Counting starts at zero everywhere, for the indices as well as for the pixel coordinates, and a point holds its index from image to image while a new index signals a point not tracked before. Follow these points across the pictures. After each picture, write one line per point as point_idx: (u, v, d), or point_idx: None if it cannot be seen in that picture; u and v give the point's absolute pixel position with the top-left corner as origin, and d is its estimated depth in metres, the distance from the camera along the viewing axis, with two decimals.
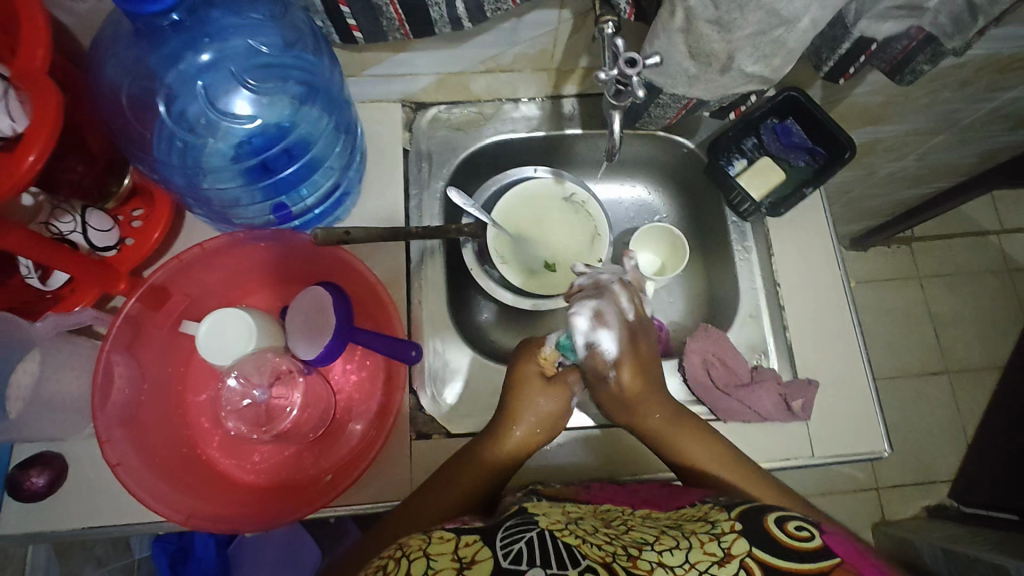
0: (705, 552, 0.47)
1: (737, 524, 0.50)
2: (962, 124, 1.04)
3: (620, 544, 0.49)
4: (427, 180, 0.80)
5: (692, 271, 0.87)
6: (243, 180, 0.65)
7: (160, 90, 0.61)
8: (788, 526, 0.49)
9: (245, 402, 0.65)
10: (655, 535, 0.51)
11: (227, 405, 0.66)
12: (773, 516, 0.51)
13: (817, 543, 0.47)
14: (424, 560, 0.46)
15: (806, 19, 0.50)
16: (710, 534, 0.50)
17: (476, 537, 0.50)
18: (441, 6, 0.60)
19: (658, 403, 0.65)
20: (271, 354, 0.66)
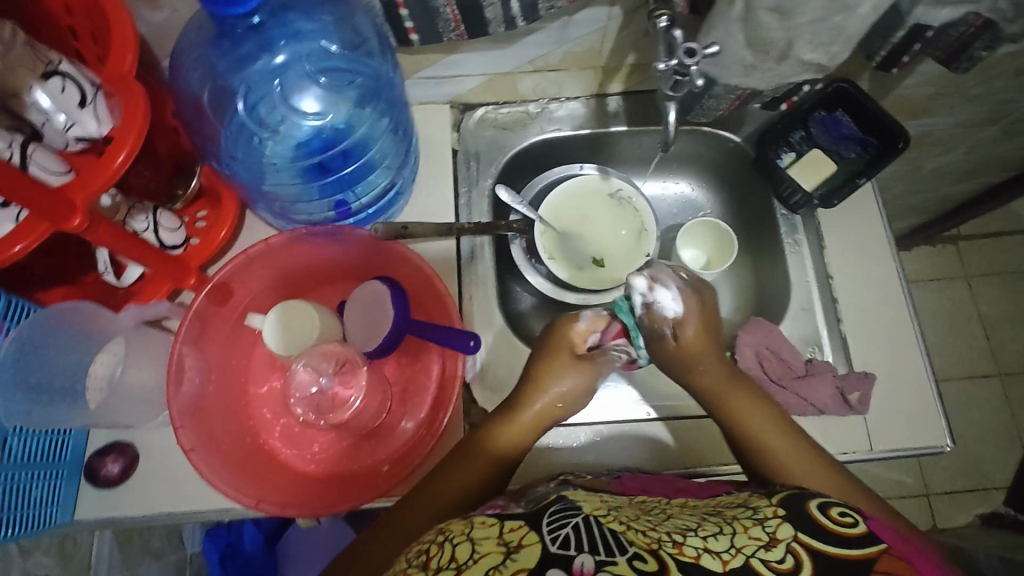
0: (750, 537, 0.45)
1: (780, 509, 0.48)
2: (1014, 116, 1.02)
3: (664, 530, 0.47)
4: (476, 178, 0.81)
5: (739, 266, 0.87)
6: (305, 178, 0.68)
7: (236, 87, 0.64)
8: (831, 511, 0.47)
9: (312, 388, 0.67)
10: (696, 521, 0.48)
11: (295, 392, 0.68)
12: (816, 499, 0.49)
13: (860, 528, 0.45)
14: (468, 544, 0.43)
15: (867, 4, 0.50)
16: (752, 519, 0.47)
17: (520, 521, 0.46)
18: (496, 6, 0.62)
19: (715, 360, 0.66)
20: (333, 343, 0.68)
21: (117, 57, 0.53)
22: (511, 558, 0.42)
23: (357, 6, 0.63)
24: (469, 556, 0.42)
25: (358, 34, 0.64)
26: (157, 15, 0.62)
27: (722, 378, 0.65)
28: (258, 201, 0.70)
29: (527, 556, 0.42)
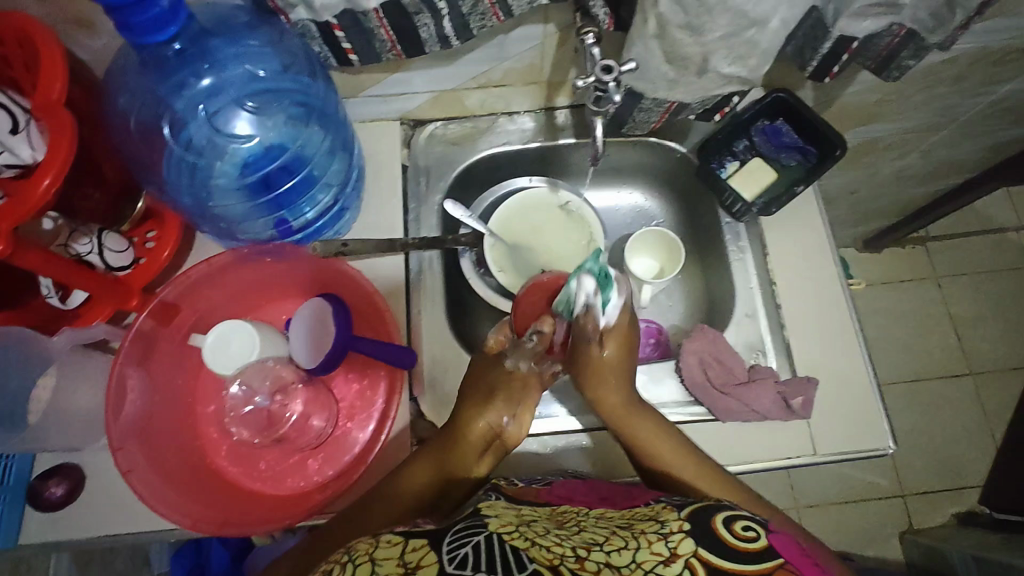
0: (653, 553, 0.48)
1: (686, 524, 0.51)
2: (962, 120, 1.04)
3: (570, 545, 0.48)
4: (425, 194, 0.82)
5: (690, 275, 0.88)
6: (247, 197, 0.69)
7: (164, 115, 0.64)
8: (736, 526, 0.50)
9: (247, 408, 0.68)
10: (605, 536, 0.51)
11: (232, 412, 0.69)
12: (724, 513, 0.53)
13: (760, 543, 0.48)
14: (367, 565, 0.44)
15: (776, 19, 0.52)
16: (658, 534, 0.50)
17: (424, 540, 0.47)
18: (429, 26, 0.63)
19: (615, 385, 0.67)
20: (272, 362, 0.67)
21: (45, 86, 0.53)
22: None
23: (279, 29, 0.63)
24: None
25: (286, 57, 0.65)
26: (95, 42, 0.63)
27: (625, 399, 0.66)
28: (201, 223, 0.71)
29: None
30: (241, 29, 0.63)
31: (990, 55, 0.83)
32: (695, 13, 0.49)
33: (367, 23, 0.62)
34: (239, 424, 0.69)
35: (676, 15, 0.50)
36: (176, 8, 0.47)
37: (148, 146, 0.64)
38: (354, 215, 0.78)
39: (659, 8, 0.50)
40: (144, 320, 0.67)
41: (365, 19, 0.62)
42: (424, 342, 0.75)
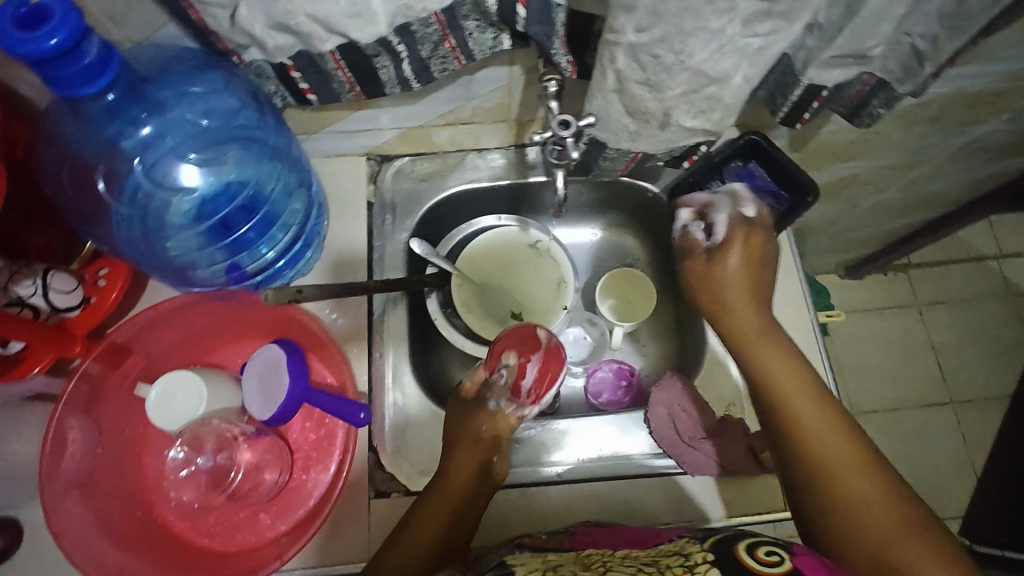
0: None
1: (710, 555, 0.48)
2: (939, 157, 1.03)
3: None
4: (391, 232, 0.80)
5: (663, 315, 0.86)
6: (200, 241, 0.64)
7: (100, 168, 0.61)
8: (759, 552, 0.47)
9: (185, 471, 0.66)
10: None
11: (170, 475, 0.66)
12: (749, 542, 0.49)
13: (784, 567, 0.44)
14: None
15: (738, 76, 0.50)
16: (682, 566, 0.47)
17: None
18: (389, 68, 0.62)
19: (733, 292, 0.63)
20: (215, 420, 0.65)
21: None
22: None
23: (226, 71, 0.61)
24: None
25: (232, 100, 0.63)
26: (41, 80, 0.61)
27: (749, 302, 0.62)
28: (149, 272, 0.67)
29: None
30: (179, 75, 0.60)
31: (964, 98, 0.83)
32: (653, 71, 0.48)
33: (323, 65, 0.60)
34: (178, 489, 0.66)
35: (634, 72, 0.49)
36: (107, 58, 0.45)
37: (87, 200, 0.62)
38: (317, 252, 0.74)
39: (617, 64, 0.48)
40: (89, 367, 0.64)
41: (321, 61, 0.60)
42: (386, 389, 0.73)
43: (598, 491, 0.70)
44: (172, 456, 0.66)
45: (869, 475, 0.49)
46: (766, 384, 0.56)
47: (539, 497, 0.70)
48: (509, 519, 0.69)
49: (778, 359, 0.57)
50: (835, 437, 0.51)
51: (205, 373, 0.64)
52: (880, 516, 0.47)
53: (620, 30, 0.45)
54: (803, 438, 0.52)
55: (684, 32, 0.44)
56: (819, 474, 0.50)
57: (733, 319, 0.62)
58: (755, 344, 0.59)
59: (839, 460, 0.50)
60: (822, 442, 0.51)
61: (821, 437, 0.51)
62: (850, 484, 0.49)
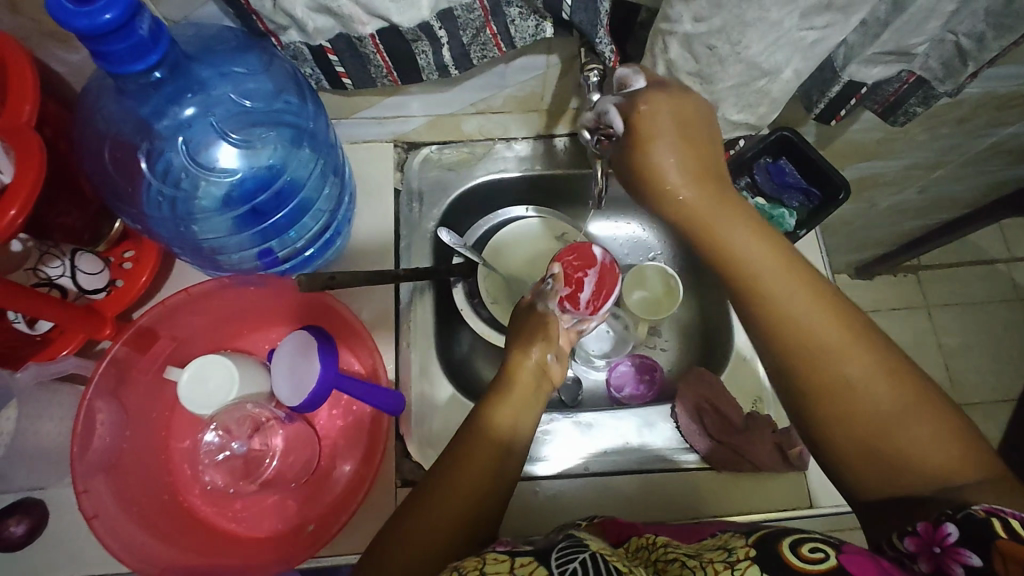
0: None
1: (753, 550, 0.45)
2: (961, 159, 1.03)
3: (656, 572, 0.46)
4: (418, 220, 0.79)
5: (687, 309, 0.86)
6: (233, 227, 0.63)
7: (141, 146, 0.59)
8: (803, 548, 0.44)
9: (222, 455, 0.66)
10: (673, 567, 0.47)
11: (205, 459, 0.67)
12: (794, 535, 0.46)
13: (829, 564, 0.42)
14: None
15: (788, 70, 0.50)
16: (724, 563, 0.45)
17: (530, 558, 0.46)
18: (428, 53, 0.61)
19: (731, 206, 0.53)
20: (249, 406, 0.65)
21: (14, 109, 0.52)
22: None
23: (268, 54, 0.60)
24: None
25: (276, 83, 0.62)
26: (75, 56, 0.60)
27: (708, 198, 0.53)
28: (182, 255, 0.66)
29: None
30: (224, 53, 0.59)
31: (994, 100, 0.82)
32: (707, 62, 0.47)
33: (363, 48, 0.59)
34: (211, 472, 0.66)
35: (685, 63, 0.48)
36: (156, 35, 0.44)
37: (123, 177, 0.59)
38: (345, 241, 0.73)
39: (669, 54, 0.48)
40: (119, 350, 0.63)
41: (360, 44, 0.59)
42: (412, 378, 0.72)
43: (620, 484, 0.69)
44: (208, 440, 0.66)
45: (883, 374, 0.47)
46: (768, 299, 0.50)
47: (560, 489, 0.69)
48: (535, 510, 0.68)
49: (778, 268, 0.50)
50: (851, 353, 0.47)
51: (235, 357, 0.64)
52: (888, 413, 0.46)
53: (676, 19, 0.44)
54: (810, 352, 0.48)
55: (743, 23, 0.43)
56: (827, 383, 0.47)
57: (727, 244, 0.52)
58: (753, 242, 0.51)
59: (849, 367, 0.47)
60: (843, 352, 0.47)
61: (804, 320, 0.48)
62: (866, 389, 0.46)
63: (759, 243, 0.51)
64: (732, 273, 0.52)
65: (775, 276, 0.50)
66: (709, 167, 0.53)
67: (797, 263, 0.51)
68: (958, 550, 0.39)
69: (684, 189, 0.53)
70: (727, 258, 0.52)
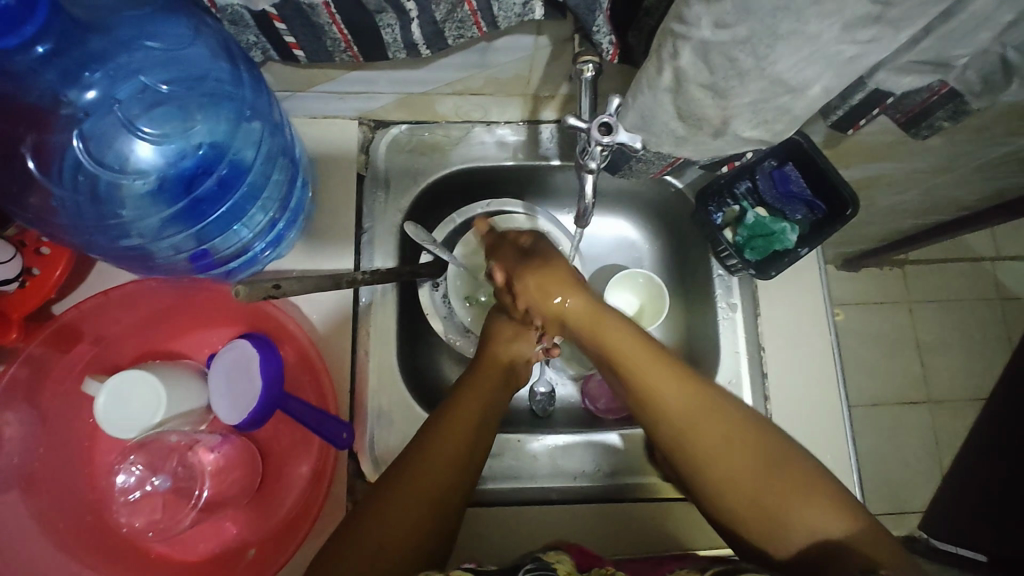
0: None
1: None
2: (974, 164, 0.95)
3: None
4: (382, 212, 0.70)
5: (672, 314, 0.81)
6: (162, 225, 0.54)
7: (28, 139, 0.50)
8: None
9: (138, 492, 0.58)
10: None
11: (121, 497, 0.59)
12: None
13: None
14: None
15: (816, 87, 0.42)
16: None
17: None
18: (393, 28, 0.51)
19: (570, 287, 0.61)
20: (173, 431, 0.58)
21: None
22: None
23: (194, 19, 0.49)
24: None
25: (202, 58, 0.52)
26: None
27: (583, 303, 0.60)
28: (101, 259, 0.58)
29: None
30: (134, 20, 0.50)
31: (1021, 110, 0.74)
32: (723, 75, 0.39)
33: (315, 18, 0.50)
34: (129, 514, 0.58)
35: (698, 73, 0.40)
36: (32, 3, 0.36)
37: (13, 177, 0.51)
38: (299, 233, 0.65)
39: (678, 61, 0.40)
40: (33, 351, 0.57)
41: (312, 12, 0.49)
42: (370, 391, 0.65)
43: (577, 513, 0.65)
44: (123, 479, 0.59)
45: (738, 454, 0.52)
46: (702, 455, 0.52)
47: (524, 519, 0.65)
48: (494, 538, 0.64)
49: (710, 417, 0.53)
50: (718, 435, 0.52)
51: (162, 369, 0.57)
52: (814, 530, 0.49)
53: (693, 23, 0.37)
54: (678, 440, 0.54)
55: (774, 35, 0.36)
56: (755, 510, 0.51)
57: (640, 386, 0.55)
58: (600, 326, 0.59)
59: (772, 492, 0.50)
60: (699, 440, 0.53)
61: (649, 384, 0.55)
62: (718, 468, 0.52)
63: (628, 336, 0.58)
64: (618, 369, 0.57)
65: (704, 424, 0.53)
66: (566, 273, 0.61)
67: (673, 367, 0.55)
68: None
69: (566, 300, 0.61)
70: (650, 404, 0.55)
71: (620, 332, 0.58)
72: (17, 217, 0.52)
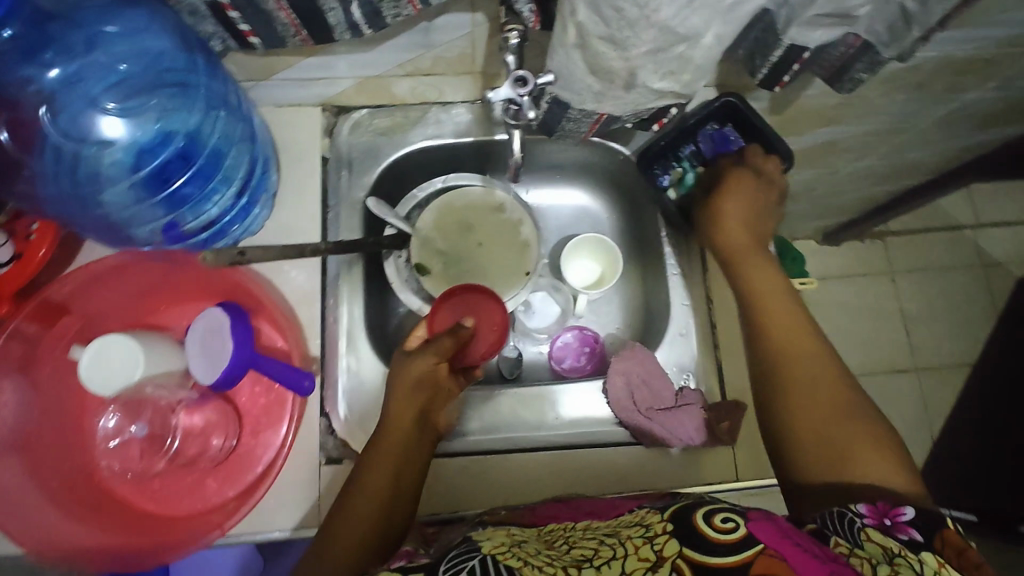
0: (640, 559, 0.45)
1: (669, 524, 0.47)
2: (926, 124, 0.99)
3: (561, 564, 0.45)
4: (346, 189, 0.74)
5: (629, 278, 0.85)
6: (133, 197, 0.61)
7: (2, 116, 0.55)
8: (716, 518, 0.47)
9: (115, 441, 0.65)
10: (592, 548, 0.48)
11: (105, 443, 0.65)
12: (706, 506, 0.49)
13: (740, 533, 0.45)
14: None
15: (708, 34, 0.46)
16: (643, 537, 0.47)
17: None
18: (337, 11, 0.56)
19: (732, 205, 0.69)
20: (150, 387, 0.62)
21: None
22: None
23: (151, 7, 0.55)
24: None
25: (157, 42, 0.57)
26: None
27: (768, 280, 0.65)
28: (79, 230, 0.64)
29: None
30: (91, 10, 0.55)
31: (953, 64, 0.78)
32: (617, 26, 0.44)
33: (264, 4, 0.55)
34: (111, 457, 0.65)
35: (595, 26, 0.45)
36: None
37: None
38: (266, 209, 0.70)
39: (577, 17, 0.45)
40: (21, 325, 0.61)
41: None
42: (338, 353, 0.70)
43: (538, 459, 0.69)
44: (103, 426, 0.66)
45: (847, 416, 0.54)
46: (782, 358, 0.58)
47: (489, 470, 0.68)
48: (459, 489, 0.68)
49: (793, 330, 0.60)
50: (818, 383, 0.56)
51: (142, 334, 0.62)
52: (843, 445, 0.52)
53: None
54: (791, 383, 0.57)
55: None
56: (794, 424, 0.55)
57: (747, 280, 0.65)
58: (746, 264, 0.67)
59: (811, 402, 0.55)
60: (811, 383, 0.56)
61: (793, 349, 0.58)
62: (817, 407, 0.55)
63: (785, 304, 0.62)
64: (759, 322, 0.62)
65: (777, 321, 0.61)
66: (750, 215, 0.69)
67: (811, 334, 0.60)
68: (906, 526, 0.44)
69: (726, 203, 0.69)
70: (755, 307, 0.63)
71: (771, 287, 0.64)
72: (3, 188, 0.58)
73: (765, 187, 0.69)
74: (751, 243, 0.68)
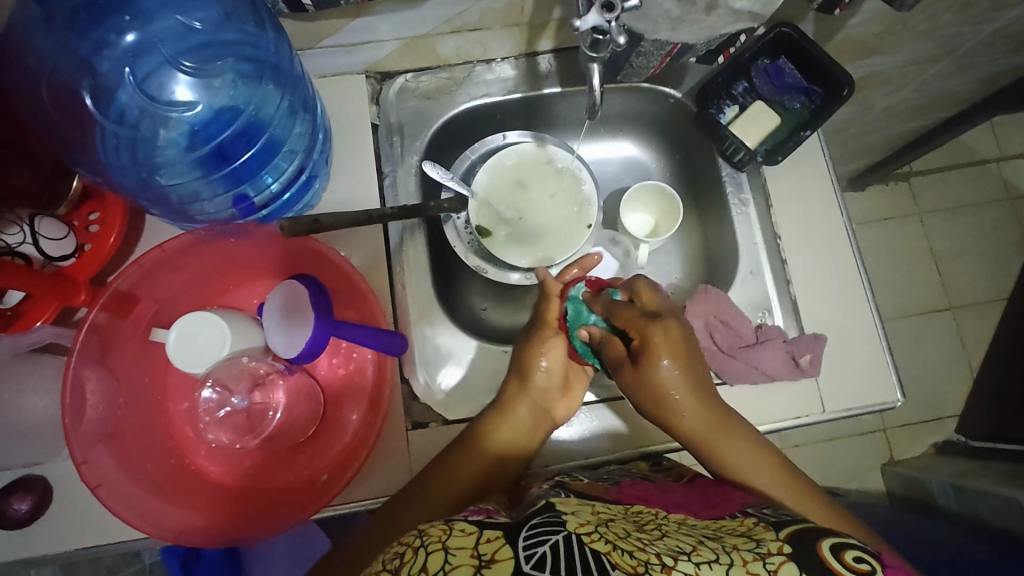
0: (747, 571, 0.43)
1: (785, 546, 0.46)
2: (963, 48, 0.97)
3: (654, 552, 0.44)
4: (401, 155, 0.74)
5: (686, 227, 0.85)
6: (198, 172, 0.60)
7: (85, 82, 0.56)
8: (845, 555, 0.45)
9: (223, 411, 0.65)
10: (692, 546, 0.46)
11: (205, 417, 0.65)
12: (829, 539, 0.48)
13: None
14: (442, 553, 0.42)
15: None
16: (753, 553, 0.45)
17: (499, 533, 0.45)
18: None
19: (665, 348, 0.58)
20: (246, 359, 0.62)
21: None
22: (483, 571, 0.40)
23: None
24: (441, 566, 0.41)
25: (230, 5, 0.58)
26: None
27: (668, 377, 0.58)
28: (149, 208, 0.62)
29: (500, 569, 0.40)
30: None
31: None
32: None
33: None
34: (216, 430, 0.65)
35: None
36: None
37: (71, 119, 0.56)
38: (325, 180, 0.69)
39: None
40: (97, 317, 0.59)
41: None
42: (411, 320, 0.69)
43: (625, 408, 0.68)
44: (205, 397, 0.65)
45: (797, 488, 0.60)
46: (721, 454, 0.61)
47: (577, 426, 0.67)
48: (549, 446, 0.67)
49: (727, 437, 0.60)
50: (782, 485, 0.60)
51: (224, 313, 0.61)
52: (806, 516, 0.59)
53: None
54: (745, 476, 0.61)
55: None
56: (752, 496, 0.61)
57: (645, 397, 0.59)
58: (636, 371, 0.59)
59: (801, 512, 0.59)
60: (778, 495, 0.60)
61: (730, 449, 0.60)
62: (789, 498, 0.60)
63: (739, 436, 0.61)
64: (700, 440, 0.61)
65: (712, 432, 0.60)
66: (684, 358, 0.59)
67: (743, 445, 0.61)
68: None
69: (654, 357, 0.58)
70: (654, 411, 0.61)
71: (685, 409, 0.60)
72: (77, 163, 0.57)
73: (678, 326, 0.60)
74: (702, 416, 0.60)
